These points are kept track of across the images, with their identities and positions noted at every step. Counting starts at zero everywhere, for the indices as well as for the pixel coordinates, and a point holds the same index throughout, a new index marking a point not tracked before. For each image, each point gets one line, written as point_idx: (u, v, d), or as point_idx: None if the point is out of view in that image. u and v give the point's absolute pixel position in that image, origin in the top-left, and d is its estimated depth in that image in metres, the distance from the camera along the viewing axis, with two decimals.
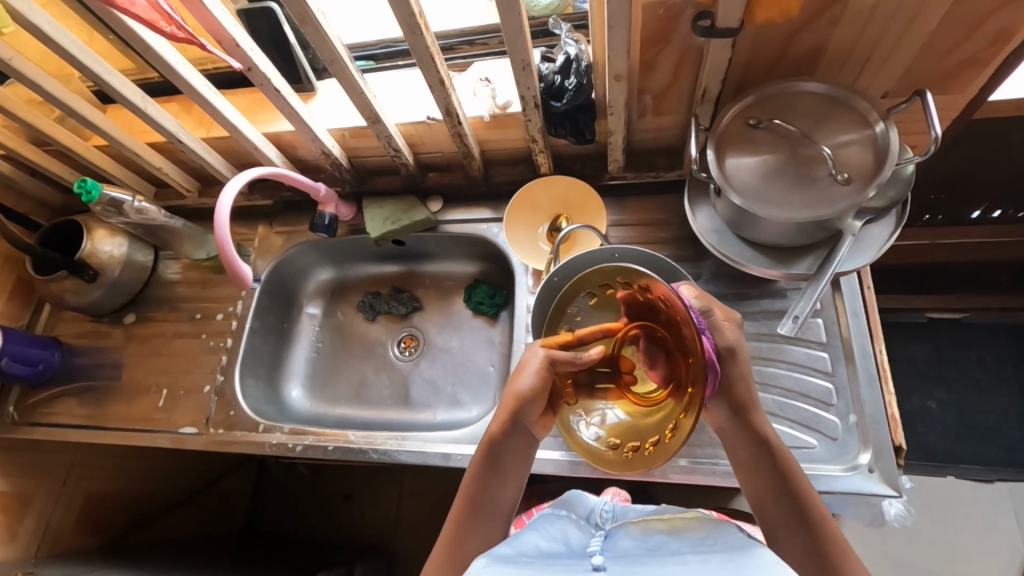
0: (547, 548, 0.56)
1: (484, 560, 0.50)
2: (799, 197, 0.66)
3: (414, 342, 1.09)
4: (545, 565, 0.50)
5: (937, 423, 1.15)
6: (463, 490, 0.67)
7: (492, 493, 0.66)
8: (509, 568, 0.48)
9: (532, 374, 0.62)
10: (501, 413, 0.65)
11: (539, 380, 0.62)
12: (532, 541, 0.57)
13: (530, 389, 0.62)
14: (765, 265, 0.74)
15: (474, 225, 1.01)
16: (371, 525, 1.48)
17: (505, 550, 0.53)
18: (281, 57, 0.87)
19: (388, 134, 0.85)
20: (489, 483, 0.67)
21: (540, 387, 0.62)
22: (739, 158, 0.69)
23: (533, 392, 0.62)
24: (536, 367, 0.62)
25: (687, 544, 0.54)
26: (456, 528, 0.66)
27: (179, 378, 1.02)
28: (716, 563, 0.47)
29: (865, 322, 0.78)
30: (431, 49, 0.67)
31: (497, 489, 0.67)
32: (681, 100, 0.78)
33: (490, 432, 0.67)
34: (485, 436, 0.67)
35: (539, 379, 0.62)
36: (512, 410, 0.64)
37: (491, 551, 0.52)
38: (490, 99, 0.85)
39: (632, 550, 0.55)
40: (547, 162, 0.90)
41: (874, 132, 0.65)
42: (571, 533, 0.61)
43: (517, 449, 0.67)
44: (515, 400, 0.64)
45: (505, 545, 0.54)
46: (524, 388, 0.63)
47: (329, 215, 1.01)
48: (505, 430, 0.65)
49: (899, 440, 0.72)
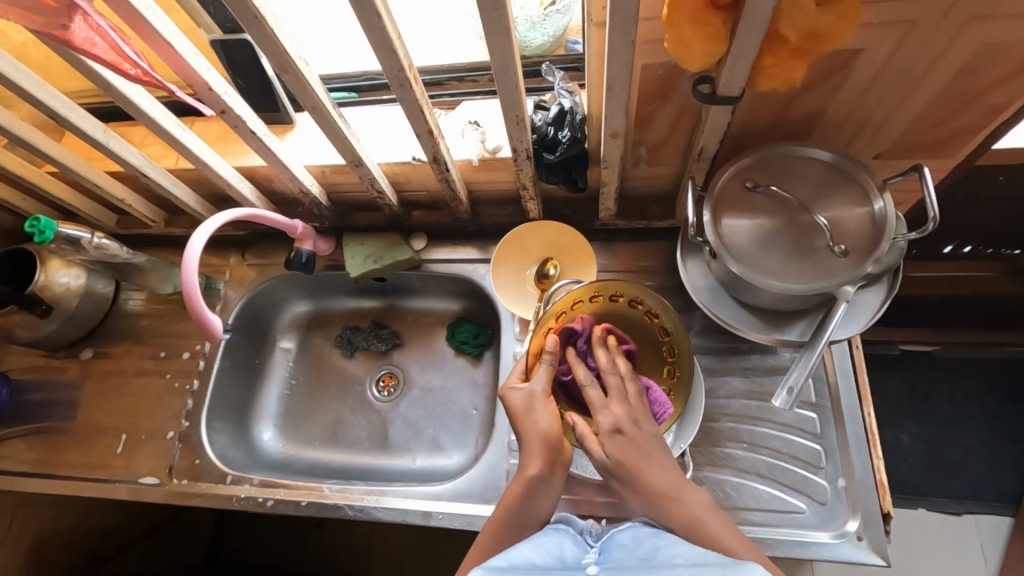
0: (545, 563, 0.52)
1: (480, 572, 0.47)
2: (795, 267, 0.64)
3: (393, 380, 1.06)
4: None
5: (909, 458, 1.24)
6: (501, 507, 0.62)
7: (515, 514, 0.61)
8: None
9: (545, 414, 0.63)
10: (535, 449, 0.62)
11: (554, 414, 0.63)
12: (526, 553, 0.53)
13: (550, 428, 0.63)
14: (759, 329, 0.72)
15: (460, 265, 0.97)
16: (342, 556, 1.41)
17: (500, 561, 0.50)
18: (255, 85, 0.81)
19: (371, 176, 0.81)
20: (518, 503, 0.61)
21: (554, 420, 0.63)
22: (735, 221, 0.67)
23: (555, 427, 0.63)
24: (546, 406, 0.63)
25: (684, 555, 0.52)
26: (487, 537, 0.60)
27: (139, 421, 0.95)
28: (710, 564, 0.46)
29: (855, 383, 0.77)
30: (420, 100, 0.64)
31: (524, 511, 0.61)
32: (676, 153, 0.76)
33: (529, 474, 0.61)
34: (522, 475, 0.62)
35: (551, 415, 0.63)
36: (546, 448, 0.62)
37: (486, 562, 0.49)
38: (480, 143, 0.81)
39: (629, 563, 0.53)
40: (537, 207, 0.88)
41: (873, 208, 0.63)
42: (567, 547, 0.58)
43: (552, 483, 0.62)
44: (542, 438, 0.62)
45: (498, 557, 0.51)
46: (545, 427, 0.63)
47: (307, 252, 0.95)
48: (541, 464, 0.61)
49: (888, 508, 0.71)
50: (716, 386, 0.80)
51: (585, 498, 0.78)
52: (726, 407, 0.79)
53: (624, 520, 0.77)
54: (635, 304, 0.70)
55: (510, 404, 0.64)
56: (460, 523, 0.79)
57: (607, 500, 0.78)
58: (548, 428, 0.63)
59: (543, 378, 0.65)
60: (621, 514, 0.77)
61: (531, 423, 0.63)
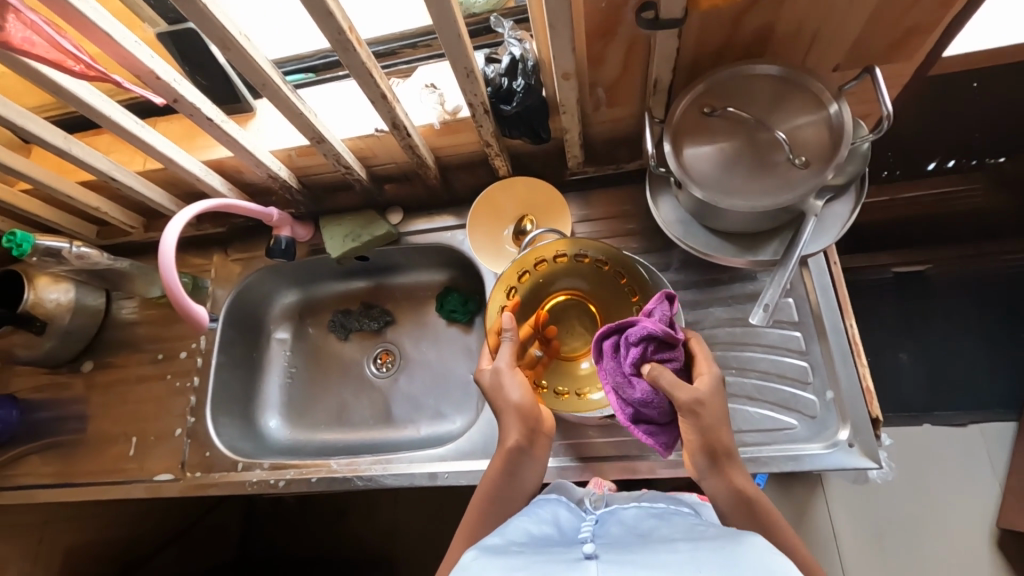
0: (539, 535, 0.54)
1: (473, 552, 0.49)
2: (758, 184, 0.65)
3: (390, 357, 1.08)
4: (538, 553, 0.49)
5: (908, 376, 1.24)
6: (486, 484, 0.65)
7: (502, 492, 0.65)
8: (498, 558, 0.47)
9: (512, 381, 0.67)
10: (512, 423, 0.66)
11: (521, 384, 0.67)
12: (522, 527, 0.55)
13: (520, 396, 0.66)
14: (733, 254, 0.73)
15: (439, 234, 0.98)
16: (370, 537, 1.45)
17: (495, 539, 0.52)
18: (206, 73, 0.81)
19: (335, 152, 0.81)
20: (503, 479, 0.65)
21: (523, 387, 0.67)
22: (696, 148, 0.67)
23: (525, 397, 0.66)
24: (512, 374, 0.68)
25: (677, 531, 0.52)
26: (473, 518, 0.64)
27: (148, 423, 0.98)
28: (705, 549, 0.45)
29: (835, 297, 0.78)
30: (367, 64, 0.64)
31: (512, 487, 0.65)
32: (634, 92, 0.76)
33: (508, 446, 0.65)
34: (503, 447, 0.66)
35: (519, 381, 0.67)
36: (523, 418, 0.66)
37: (481, 541, 0.50)
38: (438, 105, 0.81)
39: (622, 536, 0.54)
40: (505, 164, 0.88)
41: (829, 114, 0.63)
42: (563, 518, 0.60)
43: (535, 454, 0.66)
44: (517, 409, 0.66)
45: (494, 534, 0.53)
46: (516, 399, 0.66)
47: (285, 239, 0.96)
48: (520, 434, 0.65)
49: (876, 412, 0.72)
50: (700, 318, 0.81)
51: (583, 440, 0.80)
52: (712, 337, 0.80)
53: (623, 457, 0.79)
54: (580, 258, 0.77)
55: (481, 383, 0.69)
56: (465, 480, 0.81)
57: (605, 441, 0.80)
58: (518, 396, 0.66)
59: (506, 354, 0.70)
60: (620, 451, 0.79)
61: (503, 394, 0.67)
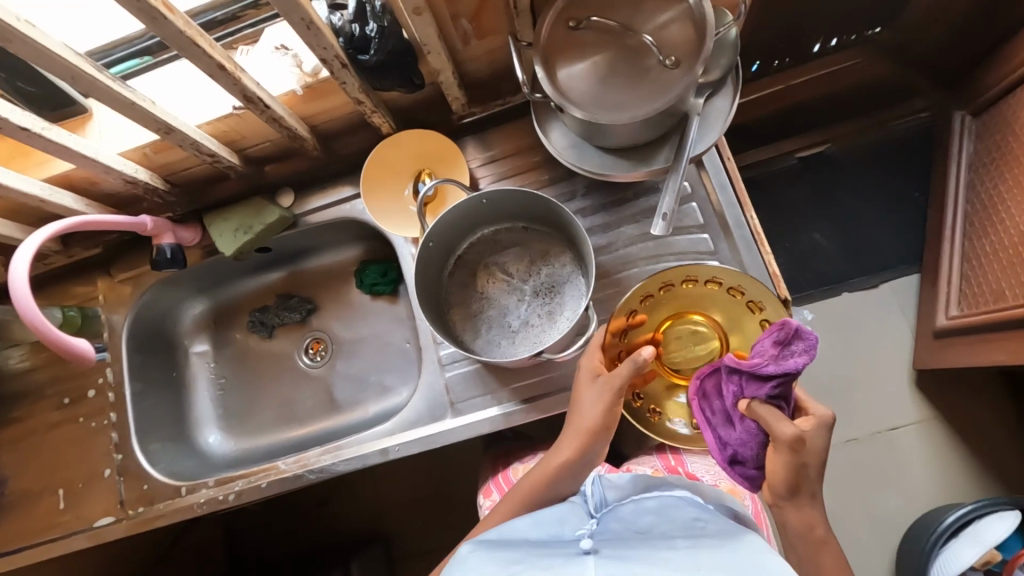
0: (541, 529, 0.56)
1: (471, 545, 0.51)
2: (636, 93, 0.63)
3: (322, 344, 1.04)
4: (536, 549, 0.50)
5: (824, 251, 1.29)
6: (522, 493, 0.68)
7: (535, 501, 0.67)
8: (496, 553, 0.48)
9: (600, 402, 0.65)
10: (574, 438, 0.65)
11: (605, 409, 0.64)
12: (523, 523, 0.56)
13: (597, 420, 0.64)
14: (628, 169, 0.72)
15: (339, 207, 0.91)
16: (355, 521, 1.35)
17: (494, 534, 0.53)
18: (28, 78, 0.72)
19: (192, 140, 0.73)
20: (542, 490, 0.67)
21: (609, 415, 0.64)
22: (569, 68, 0.64)
23: (604, 423, 0.64)
24: (605, 398, 0.64)
25: (677, 527, 0.53)
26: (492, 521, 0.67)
27: (72, 472, 0.90)
28: (705, 549, 0.46)
29: (733, 192, 0.80)
30: (188, 33, 0.56)
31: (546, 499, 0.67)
32: (499, 18, 0.71)
33: (563, 457, 0.66)
34: (558, 459, 0.66)
35: (609, 407, 0.64)
36: (588, 442, 0.65)
37: (480, 536, 0.52)
38: (295, 68, 0.74)
39: (624, 527, 0.55)
40: (386, 120, 0.82)
41: (690, 6, 0.62)
42: (568, 512, 0.61)
43: (582, 471, 0.67)
44: (587, 431, 0.65)
45: (494, 530, 0.55)
46: (591, 420, 0.65)
47: (169, 246, 0.88)
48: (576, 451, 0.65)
49: (785, 295, 0.77)
50: (613, 240, 0.82)
51: (525, 383, 0.80)
52: (628, 256, 0.81)
53: (565, 390, 0.79)
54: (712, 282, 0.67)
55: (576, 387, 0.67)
56: (417, 448, 0.81)
57: (544, 378, 0.80)
58: (596, 419, 0.64)
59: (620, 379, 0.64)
60: (560, 385, 0.79)
61: (580, 411, 0.65)
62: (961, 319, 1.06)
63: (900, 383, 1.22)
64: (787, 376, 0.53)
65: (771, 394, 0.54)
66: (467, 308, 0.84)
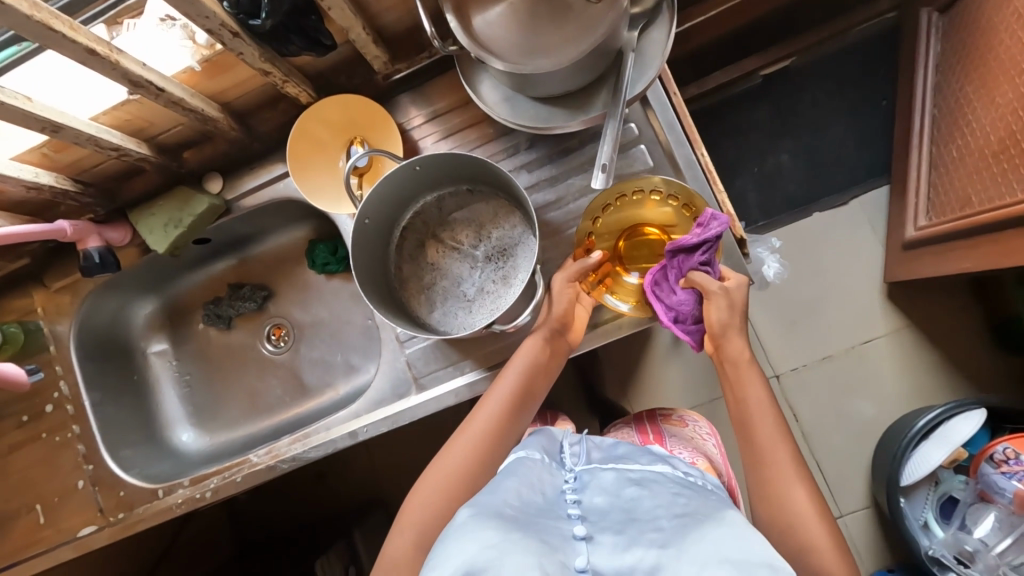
0: (527, 497, 0.52)
1: (467, 521, 0.46)
2: (559, 35, 0.58)
3: (283, 330, 1.01)
4: (530, 525, 0.47)
5: (790, 173, 1.26)
6: (502, 393, 0.70)
7: (517, 399, 0.70)
8: (494, 535, 0.44)
9: (565, 291, 0.71)
10: (542, 327, 0.71)
11: (568, 298, 0.71)
12: (510, 489, 0.52)
13: (561, 306, 0.71)
14: (565, 119, 0.68)
15: (273, 187, 0.85)
16: (353, 492, 1.38)
17: (487, 504, 0.49)
18: None
19: (88, 136, 0.67)
20: (519, 385, 0.70)
21: (570, 301, 0.71)
22: (485, 14, 0.58)
23: (567, 310, 0.71)
24: (567, 285, 0.71)
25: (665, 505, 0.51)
26: (479, 426, 0.68)
27: (45, 487, 0.89)
28: (702, 538, 0.44)
29: (681, 129, 0.76)
30: (34, 14, 0.51)
31: (526, 395, 0.70)
32: None
33: (533, 346, 0.71)
34: (529, 349, 0.71)
35: (570, 292, 0.71)
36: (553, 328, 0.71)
37: (476, 506, 0.48)
38: (187, 39, 0.68)
39: (606, 495, 0.53)
40: (302, 88, 0.75)
41: None
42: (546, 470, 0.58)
43: (553, 361, 0.72)
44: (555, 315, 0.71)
45: (484, 498, 0.50)
46: (556, 309, 0.71)
47: (96, 251, 0.83)
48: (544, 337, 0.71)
49: (741, 233, 0.76)
50: (562, 193, 0.78)
51: (487, 351, 0.79)
52: (580, 208, 0.77)
53: None
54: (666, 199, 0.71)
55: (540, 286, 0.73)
56: (385, 427, 0.80)
57: (505, 344, 0.78)
58: (560, 306, 0.71)
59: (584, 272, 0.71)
60: None
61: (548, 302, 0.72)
62: (930, 229, 1.04)
63: (872, 298, 1.22)
64: (709, 243, 0.64)
65: (703, 261, 0.66)
66: (420, 281, 0.81)
